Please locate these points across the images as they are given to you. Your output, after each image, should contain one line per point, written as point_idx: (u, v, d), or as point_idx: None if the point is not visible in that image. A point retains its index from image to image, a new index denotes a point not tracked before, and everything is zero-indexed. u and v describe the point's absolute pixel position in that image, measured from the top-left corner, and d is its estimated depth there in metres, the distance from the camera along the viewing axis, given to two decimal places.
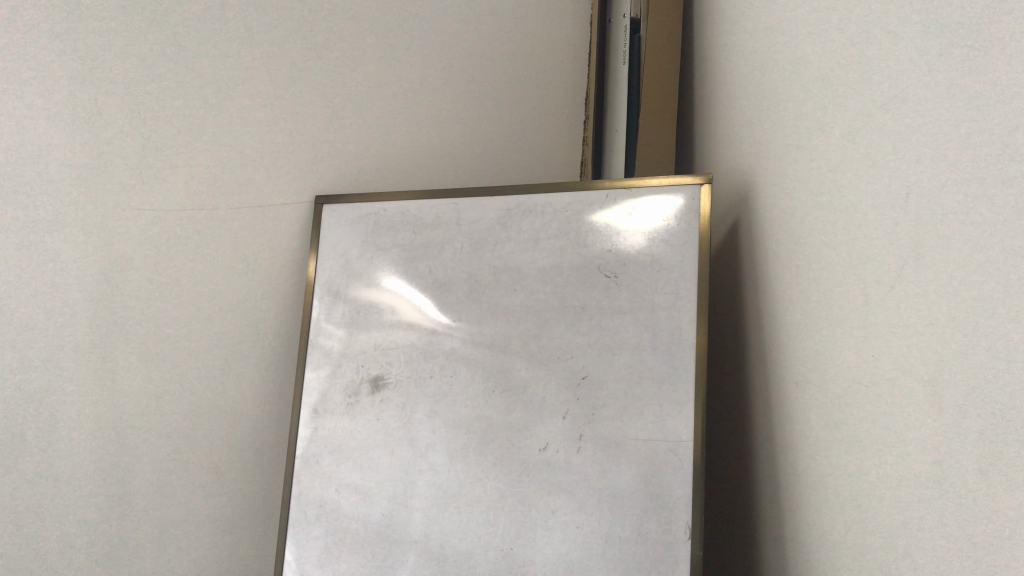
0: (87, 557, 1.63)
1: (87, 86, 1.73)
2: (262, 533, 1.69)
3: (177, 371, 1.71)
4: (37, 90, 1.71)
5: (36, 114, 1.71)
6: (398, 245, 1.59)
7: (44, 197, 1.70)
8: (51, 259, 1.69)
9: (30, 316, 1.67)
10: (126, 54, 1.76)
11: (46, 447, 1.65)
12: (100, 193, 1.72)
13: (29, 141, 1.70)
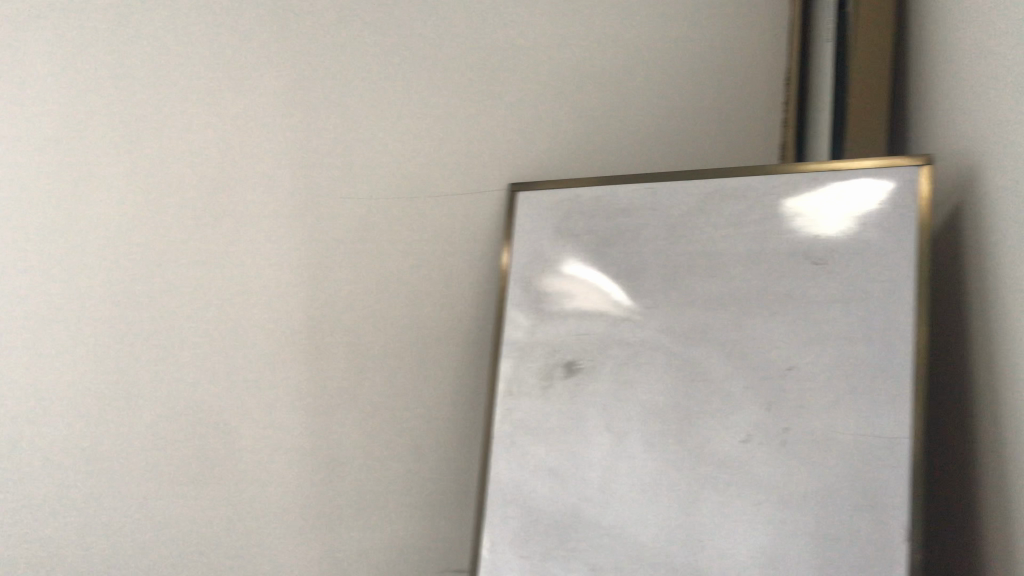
0: (300, 523, 1.75)
1: (296, 78, 1.83)
2: (458, 508, 1.77)
3: (379, 352, 1.79)
4: (258, 86, 1.83)
5: (249, 105, 1.82)
6: (592, 231, 1.59)
7: (263, 186, 1.81)
8: (269, 244, 1.80)
9: (252, 298, 1.79)
10: (330, 46, 1.84)
11: (266, 419, 1.77)
12: (308, 180, 1.82)
13: (252, 134, 1.82)
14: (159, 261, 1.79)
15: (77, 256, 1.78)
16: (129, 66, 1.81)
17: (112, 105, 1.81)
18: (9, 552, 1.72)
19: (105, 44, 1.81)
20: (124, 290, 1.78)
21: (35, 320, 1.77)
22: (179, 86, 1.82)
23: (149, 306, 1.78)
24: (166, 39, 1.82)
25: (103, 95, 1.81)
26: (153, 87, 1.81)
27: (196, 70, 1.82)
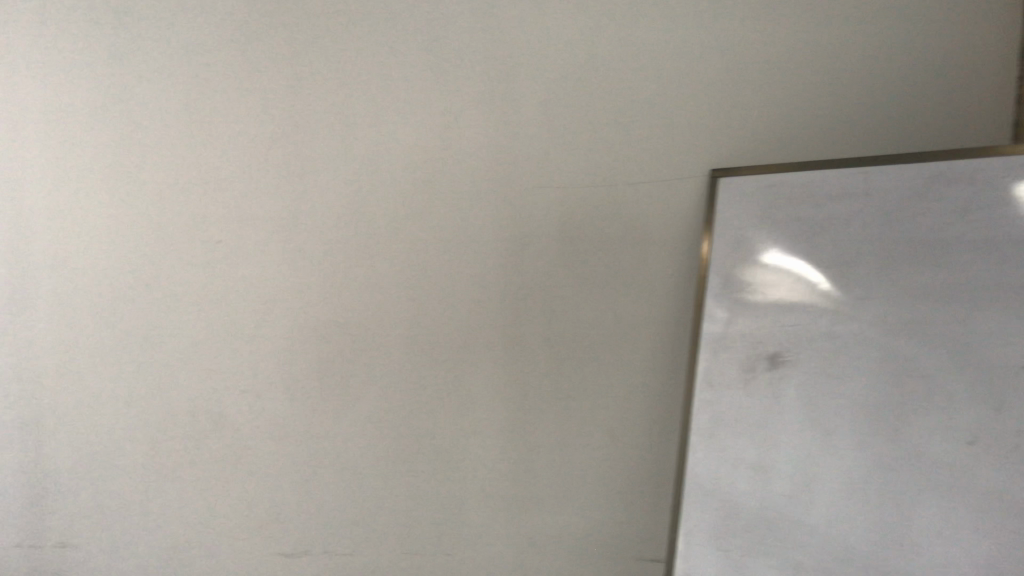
0: (499, 503, 1.84)
1: (495, 59, 1.78)
2: (653, 495, 1.80)
3: (577, 340, 1.81)
4: (457, 73, 1.79)
5: (449, 91, 1.80)
6: (800, 218, 1.52)
7: (464, 175, 1.81)
8: (470, 233, 1.81)
9: (453, 285, 1.83)
10: (530, 24, 1.77)
11: (466, 403, 1.83)
12: (508, 167, 1.80)
13: (452, 121, 1.80)
14: (363, 249, 1.83)
15: (288, 246, 1.84)
16: (332, 55, 1.81)
17: (316, 96, 1.82)
18: (241, 514, 1.89)
19: (307, 32, 1.81)
20: (331, 278, 1.84)
21: (258, 307, 1.86)
22: (380, 74, 1.80)
23: (355, 292, 1.85)
24: (366, 25, 1.80)
25: (307, 85, 1.82)
26: (354, 76, 1.81)
27: (396, 56, 1.80)
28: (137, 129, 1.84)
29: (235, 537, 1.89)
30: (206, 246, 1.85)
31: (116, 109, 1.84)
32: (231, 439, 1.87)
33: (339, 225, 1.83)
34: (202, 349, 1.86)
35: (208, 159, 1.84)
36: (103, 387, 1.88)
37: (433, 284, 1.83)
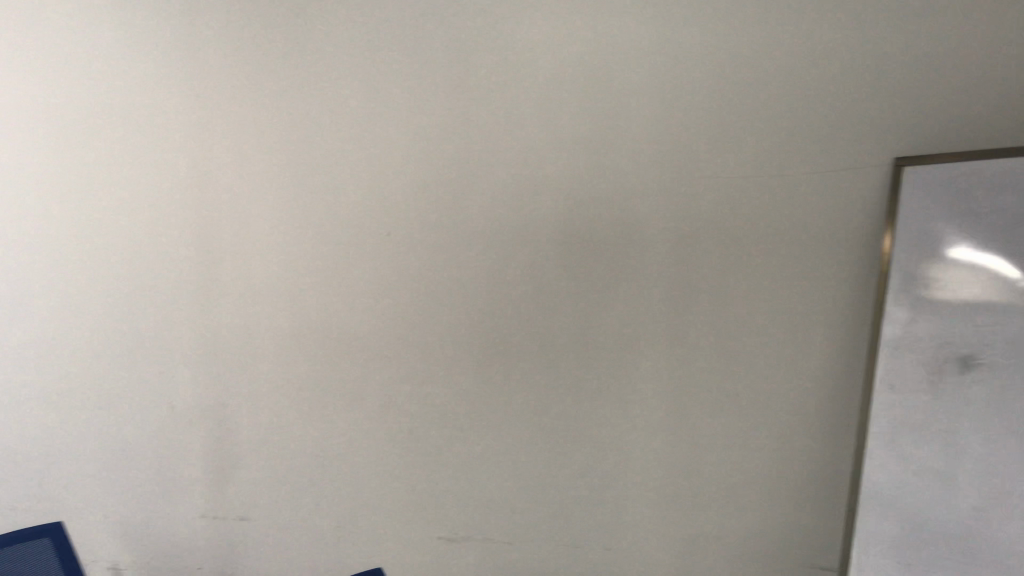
0: (663, 501, 1.83)
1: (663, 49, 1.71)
2: (826, 495, 1.76)
3: (746, 337, 1.75)
4: (619, 62, 1.73)
5: (611, 81, 1.74)
6: (996, 212, 1.42)
7: (627, 167, 1.75)
8: (634, 226, 1.77)
9: (615, 281, 1.79)
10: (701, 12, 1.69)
11: (628, 400, 1.81)
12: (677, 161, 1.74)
13: (615, 112, 1.74)
14: (525, 245, 1.82)
15: (452, 242, 1.85)
16: (488, 54, 1.79)
17: (472, 92, 1.80)
18: (406, 499, 1.95)
19: (462, 32, 1.79)
20: (494, 274, 1.84)
21: (417, 301, 1.89)
22: (544, 69, 1.76)
23: (514, 288, 1.83)
24: (521, 21, 1.76)
25: (470, 82, 1.80)
26: (512, 72, 1.78)
27: (561, 50, 1.75)
28: (308, 128, 1.88)
29: (404, 520, 1.96)
30: (374, 243, 1.89)
31: (289, 110, 1.88)
32: (395, 428, 1.93)
33: (502, 222, 1.82)
34: (371, 342, 1.92)
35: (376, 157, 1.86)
36: (278, 378, 1.98)
37: (595, 280, 1.80)
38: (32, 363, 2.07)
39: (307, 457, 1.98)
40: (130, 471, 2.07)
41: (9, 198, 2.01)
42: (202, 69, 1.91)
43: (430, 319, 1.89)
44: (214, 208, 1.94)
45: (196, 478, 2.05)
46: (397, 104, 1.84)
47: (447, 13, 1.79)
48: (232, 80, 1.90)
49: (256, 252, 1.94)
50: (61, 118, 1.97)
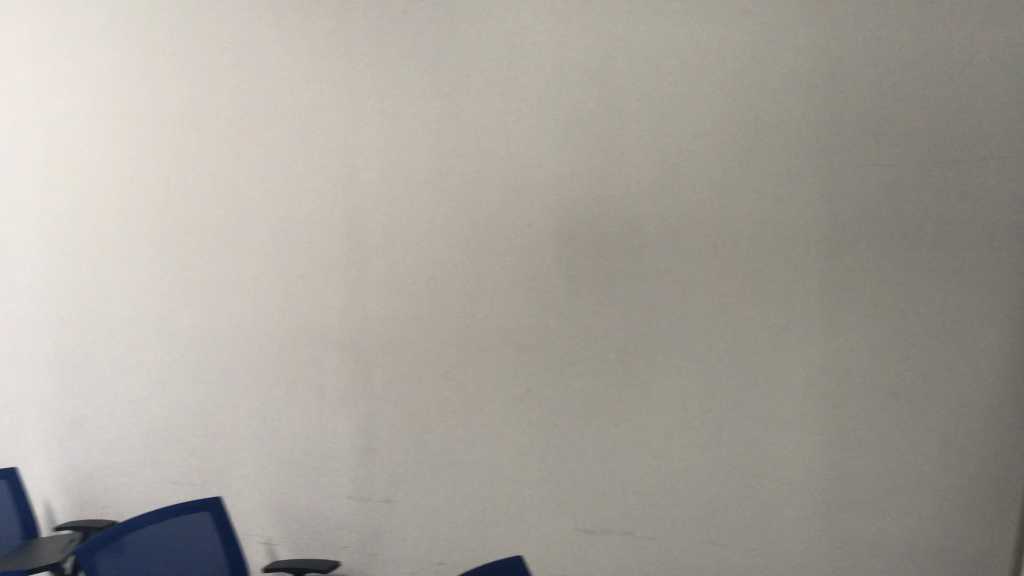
0: (810, 501, 1.86)
1: (830, 64, 1.82)
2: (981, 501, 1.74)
3: (899, 339, 1.78)
4: (779, 79, 1.86)
5: (771, 98, 1.87)
6: None
7: (785, 175, 1.86)
8: (790, 230, 1.86)
9: (771, 284, 1.88)
10: (878, 32, 1.79)
11: (778, 399, 1.88)
12: (830, 169, 1.83)
13: (775, 124, 1.87)
14: (686, 249, 1.95)
15: (622, 247, 2.01)
16: (647, 81, 1.99)
17: (639, 115, 1.99)
18: (560, 488, 2.09)
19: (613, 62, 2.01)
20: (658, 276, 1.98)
21: (581, 303, 2.06)
22: (705, 89, 1.93)
23: (673, 289, 1.97)
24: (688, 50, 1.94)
25: (640, 106, 1.99)
26: (677, 95, 1.95)
27: (722, 70, 1.91)
28: (517, 145, 2.11)
29: (556, 509, 2.10)
30: (557, 246, 2.08)
31: (504, 128, 2.13)
32: (552, 420, 2.10)
33: (673, 228, 1.97)
34: (540, 335, 2.10)
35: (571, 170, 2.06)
36: (442, 370, 2.22)
37: (750, 284, 1.90)
38: (274, 345, 2.44)
39: (472, 442, 2.18)
40: (324, 444, 2.37)
41: (163, 218, 2.61)
42: (435, 95, 2.20)
43: (595, 317, 2.05)
44: (432, 216, 2.21)
45: (374, 455, 2.30)
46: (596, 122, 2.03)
47: (650, 40, 1.98)
48: (457, 104, 2.18)
49: (456, 255, 2.19)
50: (326, 140, 2.34)
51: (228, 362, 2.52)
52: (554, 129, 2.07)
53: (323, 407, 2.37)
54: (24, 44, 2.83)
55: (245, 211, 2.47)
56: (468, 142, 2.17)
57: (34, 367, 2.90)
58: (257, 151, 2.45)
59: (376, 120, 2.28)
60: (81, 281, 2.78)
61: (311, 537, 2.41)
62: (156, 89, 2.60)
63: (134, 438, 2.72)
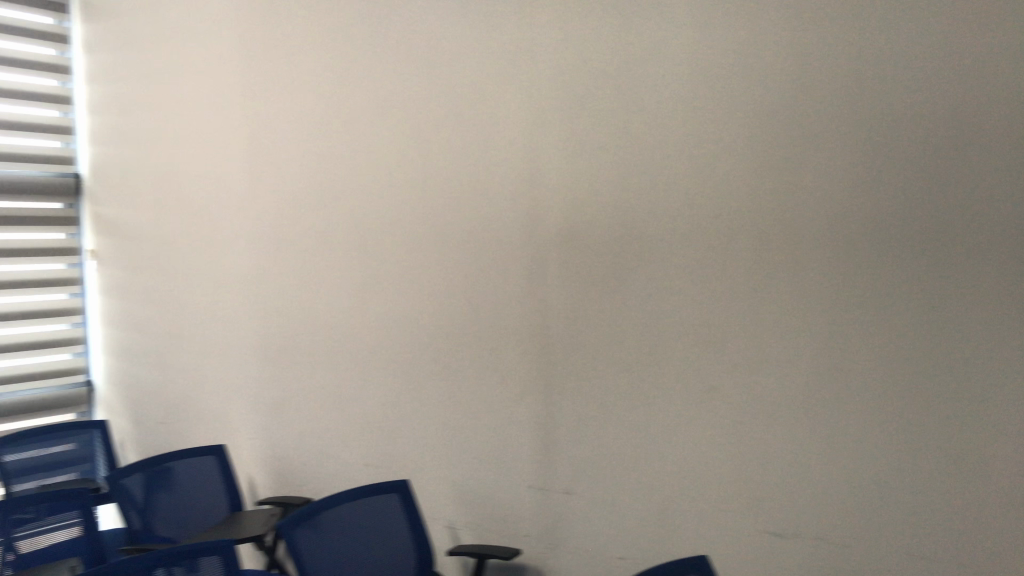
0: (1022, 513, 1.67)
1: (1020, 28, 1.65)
2: None
3: None
4: (961, 51, 1.71)
5: (955, 71, 1.73)
6: None
7: (980, 152, 1.71)
8: (992, 212, 1.70)
9: (971, 272, 1.72)
10: None
11: (979, 399, 1.72)
12: None
13: (963, 98, 1.72)
14: (872, 238, 1.83)
15: (801, 238, 1.92)
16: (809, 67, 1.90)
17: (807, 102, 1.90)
18: (741, 490, 2.02)
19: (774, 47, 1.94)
20: (859, 267, 1.85)
21: (756, 298, 1.98)
22: (878, 69, 1.81)
23: (857, 282, 1.85)
24: (854, 30, 1.84)
25: (807, 93, 1.90)
26: (847, 77, 1.85)
27: (894, 49, 1.79)
28: (699, 133, 2.05)
29: (739, 513, 2.02)
30: (747, 238, 1.99)
31: (692, 116, 2.06)
32: (729, 419, 2.03)
33: (874, 216, 1.82)
34: (717, 328, 2.04)
35: (764, 157, 1.96)
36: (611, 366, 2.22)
37: (949, 272, 1.75)
38: (448, 341, 2.52)
39: (651, 436, 2.15)
40: (501, 439, 2.42)
41: (345, 219, 2.76)
42: (620, 85, 2.17)
43: (782, 310, 1.95)
44: (609, 208, 2.20)
45: (553, 447, 2.32)
46: (793, 106, 1.92)
47: (832, 15, 1.86)
48: (644, 92, 2.13)
49: (630, 249, 2.17)
50: (509, 131, 2.36)
51: (411, 352, 2.62)
52: (747, 114, 1.98)
53: (505, 395, 2.40)
54: (234, 57, 3.11)
55: (429, 203, 2.55)
56: (630, 139, 2.15)
57: (249, 349, 3.15)
58: (439, 145, 2.52)
59: (560, 111, 2.27)
60: (285, 270, 2.98)
61: (494, 525, 2.45)
62: (335, 99, 2.78)
63: (330, 420, 2.87)
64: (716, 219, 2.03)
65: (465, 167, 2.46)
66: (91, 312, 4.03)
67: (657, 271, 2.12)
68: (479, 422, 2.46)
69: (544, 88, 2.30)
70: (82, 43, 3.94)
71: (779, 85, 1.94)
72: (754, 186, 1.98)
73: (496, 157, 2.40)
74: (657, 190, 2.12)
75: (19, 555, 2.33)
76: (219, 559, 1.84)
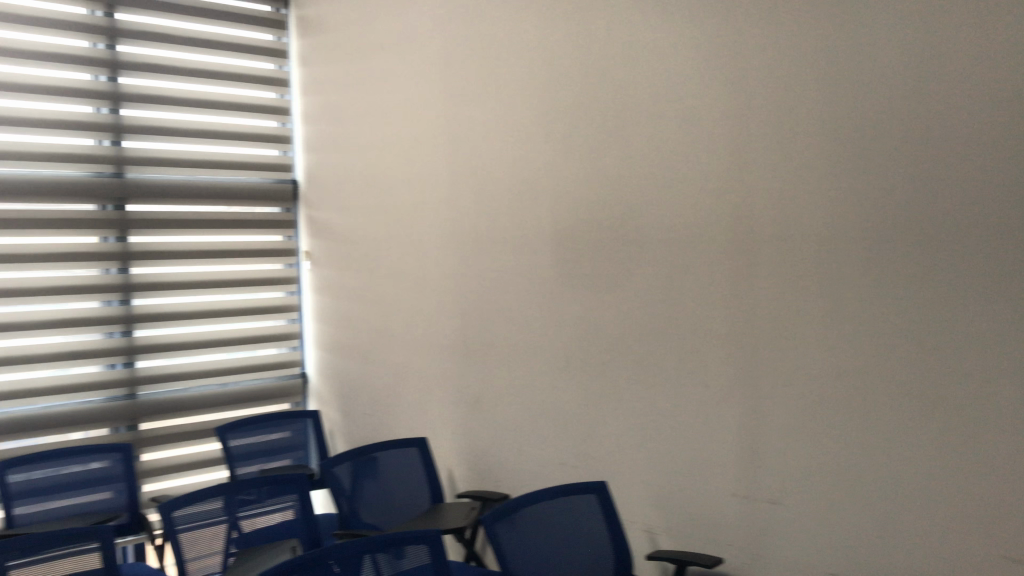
0: None
1: None
2: None
3: None
4: None
5: None
6: None
7: None
8: None
9: None
10: None
11: None
12: None
13: None
14: None
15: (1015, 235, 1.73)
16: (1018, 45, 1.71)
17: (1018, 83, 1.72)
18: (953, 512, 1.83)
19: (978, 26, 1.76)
20: None
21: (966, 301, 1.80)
22: None
23: None
24: None
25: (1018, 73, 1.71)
26: None
27: None
28: (900, 123, 1.90)
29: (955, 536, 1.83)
30: (956, 235, 1.82)
31: (916, 101, 1.87)
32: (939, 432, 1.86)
33: None
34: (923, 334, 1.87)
35: (995, 143, 1.76)
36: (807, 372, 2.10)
37: None
38: (644, 342, 2.50)
39: (854, 448, 2.00)
40: (698, 443, 2.36)
41: (543, 219, 2.80)
42: (818, 74, 2.04)
43: (997, 315, 1.76)
44: (808, 204, 2.09)
45: (752, 454, 2.23)
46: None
47: None
48: (843, 80, 2.00)
49: (828, 248, 2.04)
50: (711, 129, 2.29)
51: (606, 352, 2.62)
52: (955, 98, 1.81)
53: (704, 399, 2.34)
54: (436, 65, 3.24)
55: (625, 202, 2.54)
56: (825, 131, 2.03)
57: (449, 346, 3.26)
58: (634, 144, 2.50)
59: (764, 106, 2.17)
60: (484, 270, 3.06)
61: (692, 532, 2.39)
62: (531, 101, 2.83)
63: (527, 419, 2.91)
64: (956, 210, 1.82)
65: (666, 168, 2.41)
66: (305, 309, 4.29)
67: (877, 272, 1.95)
68: (680, 427, 2.41)
69: (747, 84, 2.20)
70: (297, 57, 4.21)
71: (1007, 63, 1.73)
72: (1000, 173, 1.76)
73: (698, 156, 2.33)
74: (876, 183, 1.95)
75: (242, 532, 2.50)
76: (427, 548, 1.89)
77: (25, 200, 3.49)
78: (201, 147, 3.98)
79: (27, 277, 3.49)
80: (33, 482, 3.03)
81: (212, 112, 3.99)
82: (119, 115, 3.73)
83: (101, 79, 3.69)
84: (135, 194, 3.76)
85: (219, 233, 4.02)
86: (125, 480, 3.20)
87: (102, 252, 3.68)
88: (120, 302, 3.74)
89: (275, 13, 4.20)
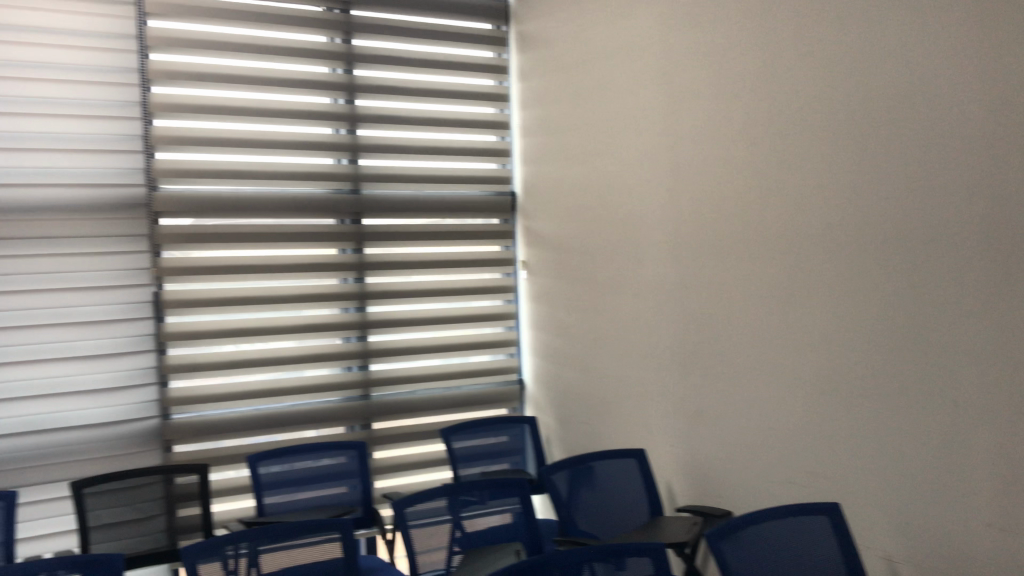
0: None
1: None
2: None
3: None
4: None
5: None
6: None
7: None
8: None
9: None
10: None
11: None
12: None
13: None
14: None
15: None
16: None
17: None
18: None
19: None
20: None
21: None
22: None
23: None
24: None
25: None
26: None
27: None
28: None
29: None
30: None
31: None
32: None
33: None
34: None
35: None
36: None
37: None
38: (873, 357, 2.34)
39: None
40: (934, 471, 2.17)
41: (765, 227, 2.71)
42: None
43: None
44: None
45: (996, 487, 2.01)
46: None
47: None
48: None
49: None
50: (947, 130, 2.10)
51: (833, 367, 2.48)
52: None
53: (940, 422, 2.15)
54: (655, 74, 3.22)
55: (851, 210, 2.39)
56: None
57: (667, 357, 3.22)
58: (860, 148, 2.35)
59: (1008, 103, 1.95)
60: (703, 280, 3.00)
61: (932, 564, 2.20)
62: (752, 106, 2.74)
63: (749, 434, 2.81)
64: None
65: (899, 171, 2.23)
66: (522, 318, 4.39)
67: None
68: (914, 450, 2.23)
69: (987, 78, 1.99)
70: (516, 72, 4.32)
71: None
72: None
73: (930, 159, 2.15)
74: None
75: (464, 532, 2.58)
76: (649, 559, 1.86)
77: (275, 216, 3.82)
78: (428, 162, 4.18)
79: (280, 286, 3.84)
80: (279, 475, 3.29)
81: (438, 128, 4.18)
82: (356, 135, 3.99)
83: (340, 102, 3.97)
84: (369, 207, 4.01)
85: (443, 243, 4.20)
86: (359, 475, 3.41)
87: (340, 263, 3.95)
88: (356, 309, 4.01)
89: (496, 31, 4.34)
